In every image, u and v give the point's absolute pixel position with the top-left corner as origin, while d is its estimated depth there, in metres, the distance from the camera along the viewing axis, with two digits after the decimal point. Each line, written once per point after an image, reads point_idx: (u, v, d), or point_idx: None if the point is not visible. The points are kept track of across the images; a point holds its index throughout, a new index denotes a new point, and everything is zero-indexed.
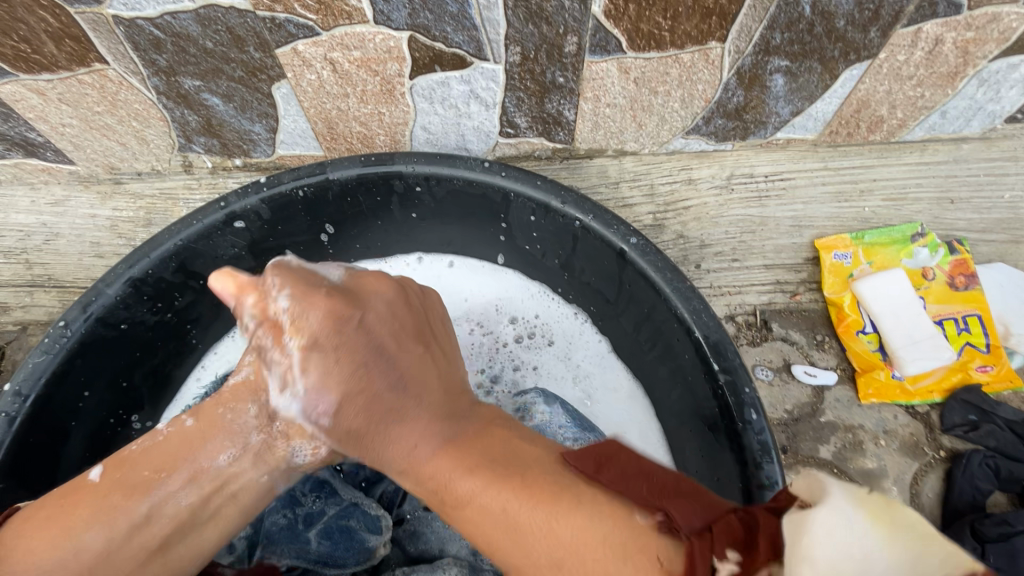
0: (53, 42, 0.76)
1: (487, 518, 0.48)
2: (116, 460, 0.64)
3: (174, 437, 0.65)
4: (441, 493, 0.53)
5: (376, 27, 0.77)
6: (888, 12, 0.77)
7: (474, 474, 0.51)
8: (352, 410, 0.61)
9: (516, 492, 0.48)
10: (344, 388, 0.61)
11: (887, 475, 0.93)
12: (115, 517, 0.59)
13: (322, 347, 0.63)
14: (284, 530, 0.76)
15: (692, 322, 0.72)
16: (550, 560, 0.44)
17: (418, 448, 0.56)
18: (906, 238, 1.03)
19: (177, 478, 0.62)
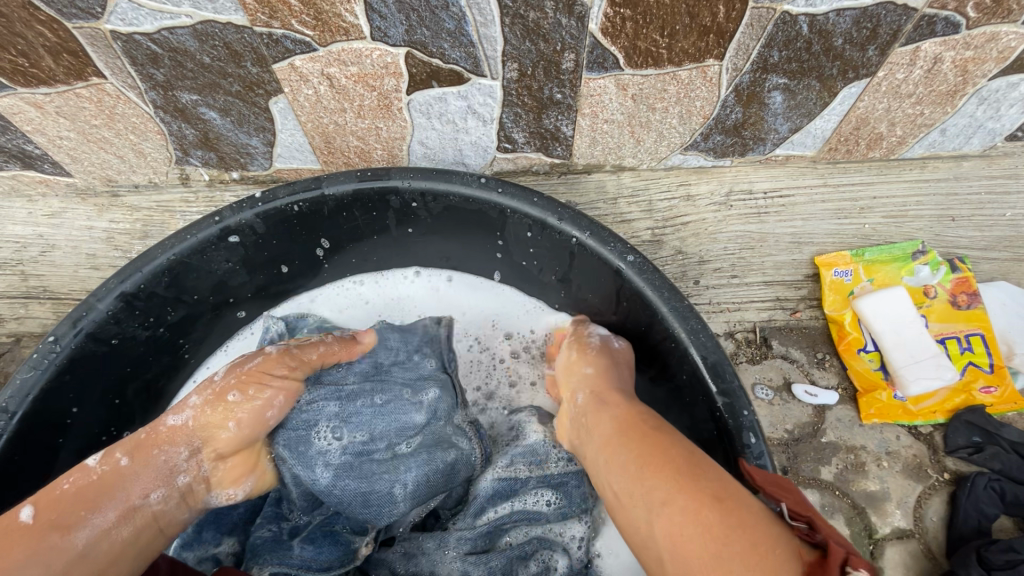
0: (52, 56, 0.76)
1: (678, 447, 0.56)
2: (44, 499, 0.57)
3: (105, 474, 0.60)
4: (635, 417, 0.62)
5: (373, 43, 0.77)
6: (886, 30, 0.77)
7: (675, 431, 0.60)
8: (614, 350, 0.78)
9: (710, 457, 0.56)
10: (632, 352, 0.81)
11: (889, 498, 0.91)
12: (48, 555, 0.52)
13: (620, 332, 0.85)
14: (268, 540, 0.73)
15: (690, 342, 0.71)
16: (718, 494, 0.50)
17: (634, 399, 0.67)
18: (907, 256, 1.02)
19: (111, 516, 0.57)
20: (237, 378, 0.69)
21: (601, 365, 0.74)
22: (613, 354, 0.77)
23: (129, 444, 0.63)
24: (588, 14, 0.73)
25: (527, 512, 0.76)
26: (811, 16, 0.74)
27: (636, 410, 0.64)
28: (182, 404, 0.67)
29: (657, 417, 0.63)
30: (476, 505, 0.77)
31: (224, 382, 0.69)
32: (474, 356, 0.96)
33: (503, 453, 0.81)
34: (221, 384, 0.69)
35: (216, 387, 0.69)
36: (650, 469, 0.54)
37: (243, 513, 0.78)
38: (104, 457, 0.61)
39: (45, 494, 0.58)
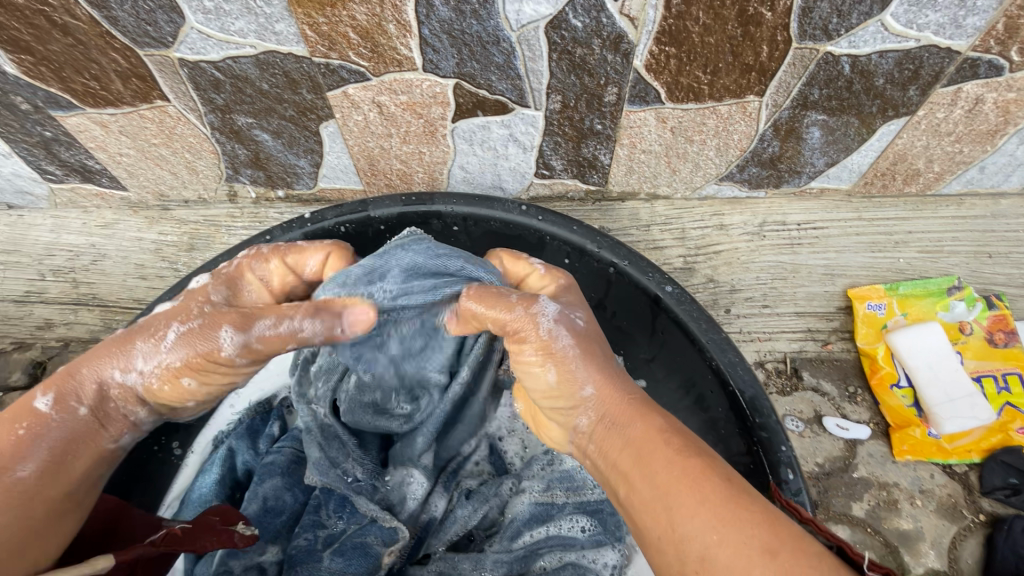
0: (121, 80, 0.81)
1: (711, 481, 0.47)
2: (9, 445, 0.51)
3: (72, 422, 0.54)
4: (653, 443, 0.50)
5: (424, 74, 0.80)
6: (928, 72, 0.78)
7: (698, 450, 0.50)
8: (590, 362, 0.57)
9: (745, 485, 0.48)
10: (596, 336, 0.61)
11: (923, 538, 0.90)
12: (33, 501, 0.50)
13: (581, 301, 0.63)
14: (305, 551, 0.69)
15: (727, 374, 0.72)
16: (768, 548, 0.43)
17: (645, 405, 0.55)
18: (942, 291, 1.01)
19: (87, 456, 0.55)
20: (190, 363, 0.55)
21: (601, 372, 0.56)
22: (590, 351, 0.58)
23: (83, 390, 0.55)
24: (634, 51, 0.75)
25: (562, 537, 0.74)
26: (854, 57, 0.76)
27: (652, 427, 0.52)
28: (130, 362, 0.55)
29: (675, 432, 0.52)
30: (512, 528, 0.76)
31: (173, 362, 0.55)
32: None
33: (540, 476, 0.80)
34: (171, 361, 0.55)
35: (166, 365, 0.55)
36: (681, 521, 0.45)
37: (285, 522, 0.75)
38: (61, 404, 0.54)
39: (2, 436, 0.51)
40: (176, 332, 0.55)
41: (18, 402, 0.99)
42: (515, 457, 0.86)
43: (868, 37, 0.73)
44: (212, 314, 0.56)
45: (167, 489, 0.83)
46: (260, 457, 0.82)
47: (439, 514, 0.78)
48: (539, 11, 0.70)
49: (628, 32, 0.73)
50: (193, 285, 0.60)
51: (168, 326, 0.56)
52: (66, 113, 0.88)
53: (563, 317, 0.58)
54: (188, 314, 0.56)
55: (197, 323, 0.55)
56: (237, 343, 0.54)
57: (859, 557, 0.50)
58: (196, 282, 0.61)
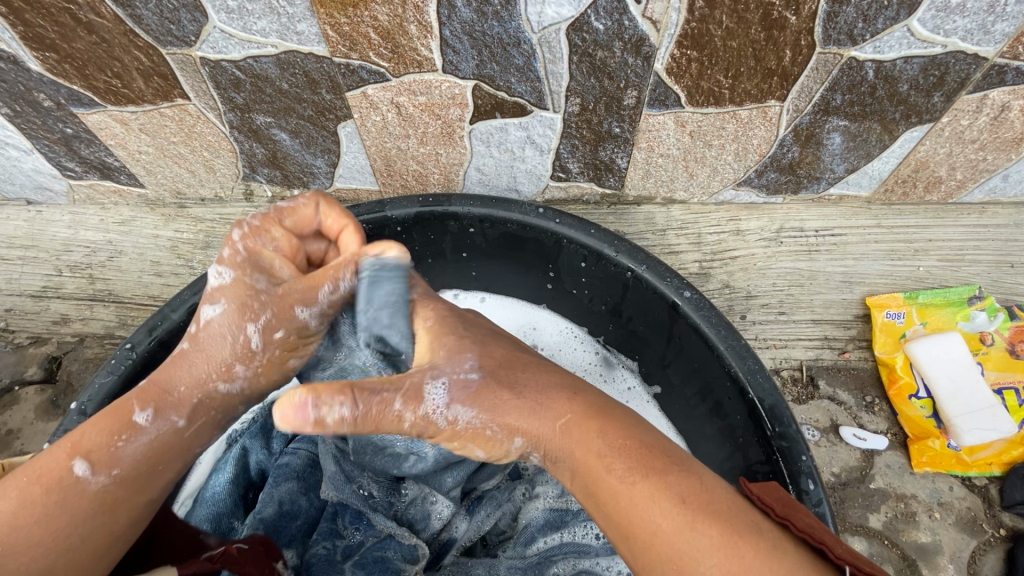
0: (143, 78, 0.82)
1: (660, 512, 0.45)
2: (101, 455, 0.55)
3: (164, 436, 0.57)
4: (596, 473, 0.49)
5: (444, 75, 0.80)
6: (954, 78, 0.77)
7: (645, 471, 0.48)
8: (505, 411, 0.53)
9: (700, 501, 0.46)
10: (503, 365, 0.56)
11: (942, 552, 0.88)
12: (118, 513, 0.55)
13: (457, 341, 0.57)
14: (325, 560, 0.69)
15: (747, 382, 0.71)
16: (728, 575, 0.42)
17: (579, 428, 0.51)
18: (963, 301, 0.99)
19: (172, 469, 0.59)
20: (284, 348, 0.61)
21: (517, 411, 0.53)
22: (499, 395, 0.54)
23: (180, 404, 0.59)
24: (655, 54, 0.75)
25: (577, 544, 0.74)
26: (878, 62, 0.75)
27: (592, 452, 0.50)
28: (229, 370, 0.60)
29: (616, 452, 0.49)
30: (527, 533, 0.75)
31: (269, 355, 0.61)
32: None
33: (554, 482, 0.80)
34: (269, 356, 0.61)
35: (262, 359, 0.61)
36: (641, 550, 0.46)
37: (301, 525, 0.74)
38: (154, 416, 0.57)
39: (98, 442, 0.55)
40: (253, 328, 0.59)
41: (33, 397, 1.00)
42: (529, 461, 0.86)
43: (893, 42, 0.72)
44: (273, 301, 0.59)
45: (182, 487, 0.83)
46: (273, 457, 0.82)
47: (462, 532, 0.76)
48: (561, 14, 0.70)
49: (650, 35, 0.72)
50: (218, 282, 0.59)
51: (242, 326, 0.59)
52: (88, 110, 0.89)
53: (453, 387, 0.53)
54: (252, 310, 0.59)
55: (268, 315, 0.59)
56: (318, 314, 0.61)
57: (840, 563, 0.44)
58: (219, 277, 0.59)
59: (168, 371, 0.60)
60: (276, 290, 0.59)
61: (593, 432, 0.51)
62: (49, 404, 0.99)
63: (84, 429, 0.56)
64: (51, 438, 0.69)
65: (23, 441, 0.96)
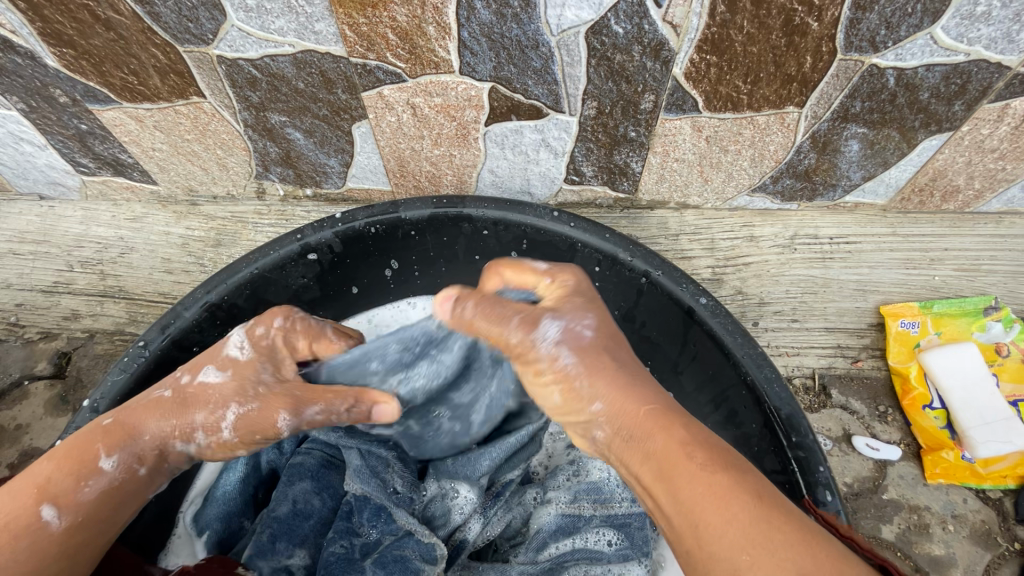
0: (159, 76, 0.82)
1: (739, 502, 0.45)
2: (70, 497, 0.54)
3: (129, 481, 0.58)
4: (675, 458, 0.48)
5: (460, 77, 0.80)
6: (976, 86, 0.76)
7: (725, 464, 0.48)
8: (606, 389, 0.54)
9: (778, 503, 0.46)
10: (609, 339, 0.58)
11: (956, 565, 0.87)
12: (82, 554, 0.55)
13: (585, 303, 0.60)
14: (342, 559, 0.69)
15: (764, 390, 0.70)
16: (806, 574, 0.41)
17: (665, 415, 0.52)
18: (979, 311, 0.97)
19: (133, 510, 0.60)
20: (244, 440, 0.62)
21: (612, 384, 0.54)
22: (597, 361, 0.56)
23: (143, 451, 0.60)
24: (674, 58, 0.74)
25: (588, 550, 0.73)
26: (899, 69, 0.74)
27: (673, 439, 0.50)
28: (189, 432, 0.61)
29: (699, 444, 0.49)
30: (540, 538, 0.75)
31: (228, 437, 0.62)
32: None
33: (566, 487, 0.79)
34: (226, 437, 0.62)
35: (218, 437, 0.61)
36: (709, 539, 0.44)
37: (314, 524, 0.74)
38: (122, 461, 0.58)
39: (64, 486, 0.54)
40: (232, 412, 0.61)
41: (43, 392, 1.00)
42: (540, 467, 0.87)
43: (916, 49, 0.72)
44: (268, 397, 0.62)
45: (190, 484, 0.82)
46: (285, 457, 0.82)
47: (474, 534, 0.74)
48: (580, 17, 0.70)
49: (669, 39, 0.72)
50: (234, 355, 0.65)
51: (225, 405, 0.61)
52: (103, 106, 0.89)
53: (567, 335, 0.57)
54: (245, 395, 0.62)
55: (253, 407, 0.61)
56: (292, 426, 0.62)
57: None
58: (238, 351, 0.65)
59: (128, 413, 0.61)
60: (275, 388, 0.63)
61: (678, 424, 0.51)
62: (58, 399, 0.99)
63: (47, 472, 0.55)
64: (62, 434, 0.68)
65: (32, 436, 0.96)
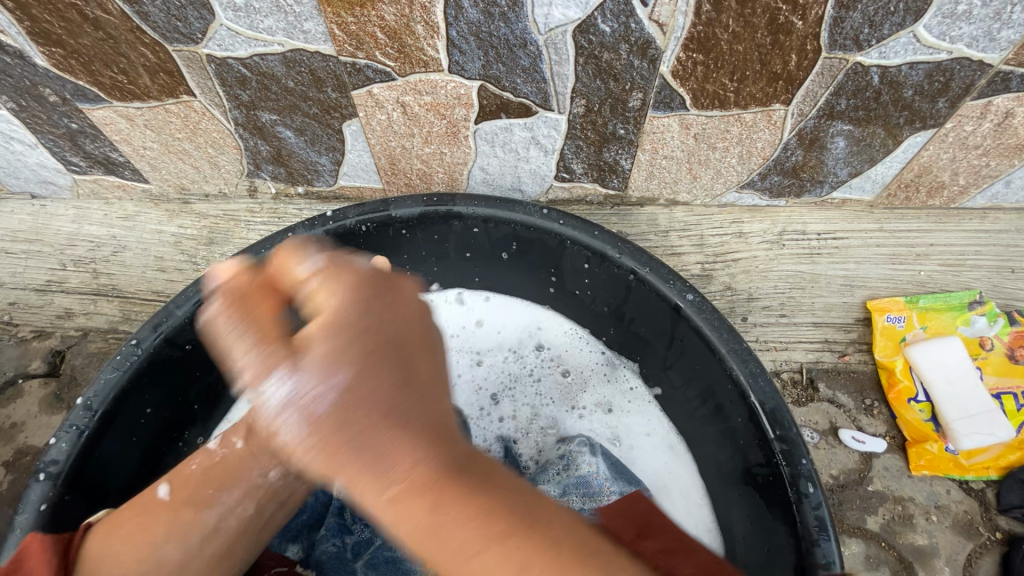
0: (149, 74, 0.82)
1: (512, 574, 0.37)
2: (178, 477, 0.66)
3: (228, 457, 0.68)
4: (431, 534, 0.39)
5: (450, 76, 0.80)
6: (959, 84, 0.77)
7: (483, 521, 0.39)
8: (354, 422, 0.43)
9: (553, 550, 0.39)
10: (357, 363, 0.45)
11: (938, 554, 0.89)
12: (187, 530, 0.62)
13: (342, 305, 0.48)
14: (335, 557, 0.74)
15: (749, 385, 0.71)
16: None
17: (409, 479, 0.41)
18: (963, 305, 0.99)
19: (225, 493, 0.65)
20: None
21: (354, 448, 0.42)
22: (347, 411, 0.43)
23: (241, 428, 0.70)
24: (660, 57, 0.75)
25: None
26: (883, 68, 0.75)
27: (423, 507, 0.40)
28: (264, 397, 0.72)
29: (447, 502, 0.40)
30: None
31: None
32: (511, 369, 0.96)
33: (556, 481, 0.81)
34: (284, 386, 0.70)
35: None
36: None
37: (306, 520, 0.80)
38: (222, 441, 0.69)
39: (180, 471, 0.67)
40: None
41: (37, 390, 1.00)
42: (530, 461, 0.91)
43: (899, 48, 0.72)
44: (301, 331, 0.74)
45: None
46: None
47: None
48: (567, 15, 0.70)
49: (656, 38, 0.72)
50: None
51: None
52: (93, 105, 0.89)
53: (298, 387, 0.44)
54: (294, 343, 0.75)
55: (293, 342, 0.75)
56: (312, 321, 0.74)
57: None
58: None
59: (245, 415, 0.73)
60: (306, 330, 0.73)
61: (423, 484, 0.41)
62: (52, 397, 0.99)
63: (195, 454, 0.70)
64: (58, 429, 0.72)
65: (27, 434, 0.97)
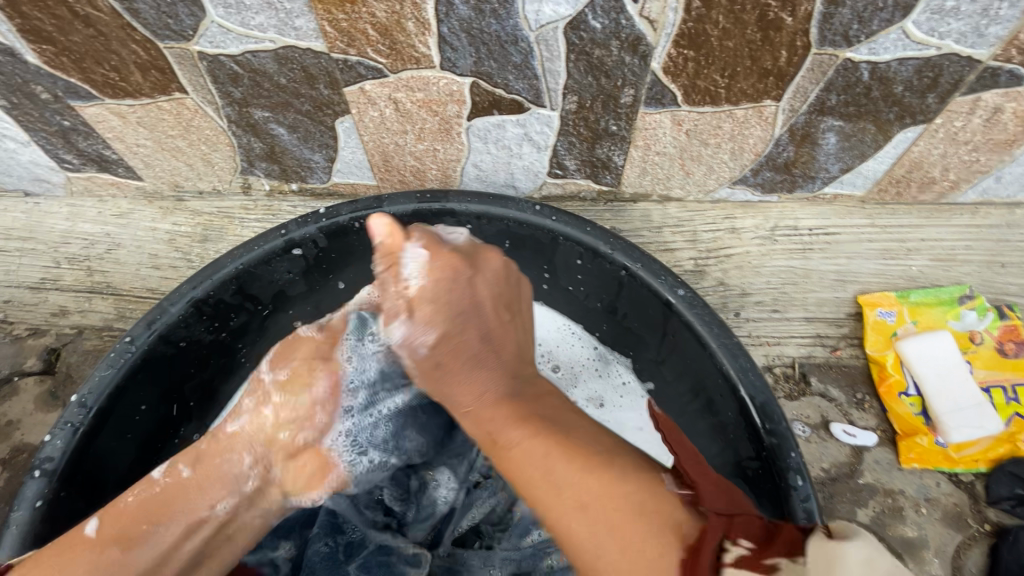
0: (141, 72, 0.82)
1: (534, 453, 0.57)
2: (111, 512, 0.65)
3: (168, 487, 0.67)
4: (494, 423, 0.61)
5: (441, 72, 0.81)
6: (948, 79, 0.78)
7: (530, 418, 0.60)
8: (448, 351, 0.66)
9: (575, 446, 0.56)
10: (444, 305, 0.67)
11: (927, 546, 0.90)
12: (113, 571, 0.61)
13: (434, 274, 0.67)
14: (328, 559, 0.79)
15: (738, 379, 0.72)
16: (581, 502, 0.52)
17: (489, 391, 0.64)
18: (954, 300, 1.01)
19: (169, 528, 0.65)
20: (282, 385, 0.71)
21: (442, 364, 0.67)
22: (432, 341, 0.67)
23: (191, 456, 0.70)
24: (651, 53, 0.75)
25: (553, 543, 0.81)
26: (873, 63, 0.76)
27: (498, 406, 0.62)
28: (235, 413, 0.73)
29: (514, 399, 0.63)
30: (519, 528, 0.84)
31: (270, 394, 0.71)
32: None
33: None
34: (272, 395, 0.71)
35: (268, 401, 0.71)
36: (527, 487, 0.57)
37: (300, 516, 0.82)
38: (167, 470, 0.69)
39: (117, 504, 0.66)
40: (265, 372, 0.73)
41: (33, 388, 1.00)
42: None
43: (888, 44, 0.73)
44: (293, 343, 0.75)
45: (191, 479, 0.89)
46: None
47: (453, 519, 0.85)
48: (558, 12, 0.71)
49: (646, 34, 0.72)
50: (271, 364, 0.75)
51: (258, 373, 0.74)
52: (85, 103, 0.89)
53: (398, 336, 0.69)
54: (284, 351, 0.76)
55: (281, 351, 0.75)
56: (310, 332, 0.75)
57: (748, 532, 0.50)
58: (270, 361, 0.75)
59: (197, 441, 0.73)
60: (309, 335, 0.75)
61: (498, 389, 0.64)
62: (48, 395, 1.00)
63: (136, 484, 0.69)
64: (53, 427, 0.72)
65: (23, 431, 0.97)
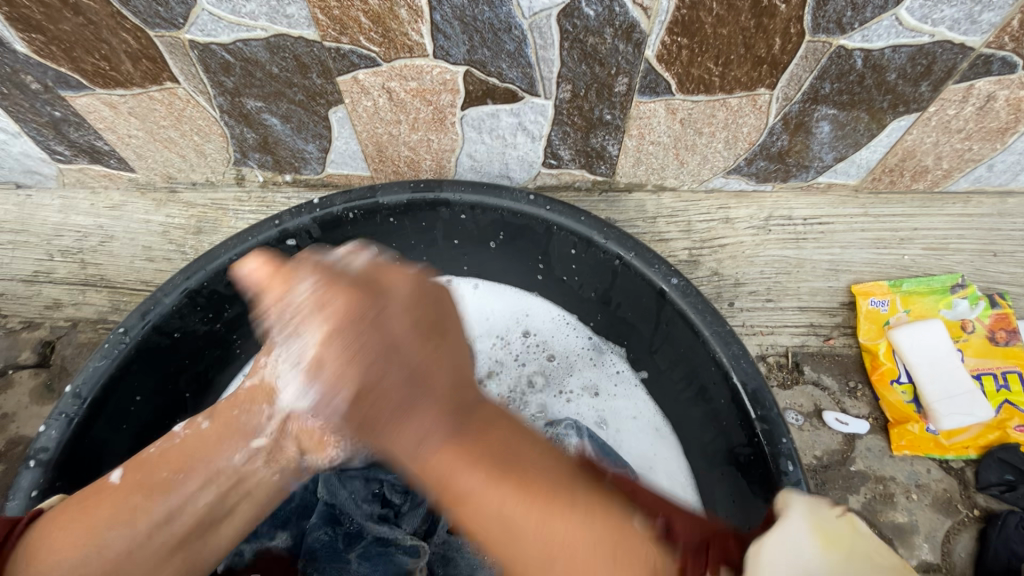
0: (132, 61, 0.82)
1: (490, 507, 0.51)
2: (134, 461, 0.67)
3: (189, 438, 0.69)
4: (444, 473, 0.54)
5: (435, 61, 0.80)
6: (940, 68, 0.78)
7: (481, 459, 0.54)
8: (367, 407, 0.57)
9: (532, 488, 0.52)
10: (357, 350, 0.56)
11: (918, 531, 0.91)
12: (134, 517, 0.62)
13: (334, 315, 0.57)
14: (327, 546, 0.78)
15: (731, 366, 0.72)
16: (548, 552, 0.49)
17: (435, 429, 0.56)
18: (946, 289, 1.01)
19: (189, 478, 0.66)
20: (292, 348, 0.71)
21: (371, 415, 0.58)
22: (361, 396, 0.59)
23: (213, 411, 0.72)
24: (645, 41, 0.75)
25: None
26: (866, 51, 0.76)
27: (444, 448, 0.55)
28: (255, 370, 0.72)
29: (457, 439, 0.55)
30: None
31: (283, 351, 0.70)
32: (498, 355, 0.97)
33: None
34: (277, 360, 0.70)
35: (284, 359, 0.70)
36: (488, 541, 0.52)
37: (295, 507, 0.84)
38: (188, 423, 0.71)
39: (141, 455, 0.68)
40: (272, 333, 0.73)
41: (27, 380, 1.00)
42: None
43: (881, 31, 0.73)
44: None
45: None
46: None
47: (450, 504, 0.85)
48: None
49: (640, 22, 0.72)
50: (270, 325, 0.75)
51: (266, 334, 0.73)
52: (76, 93, 0.88)
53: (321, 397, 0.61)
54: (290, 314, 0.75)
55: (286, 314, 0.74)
56: None
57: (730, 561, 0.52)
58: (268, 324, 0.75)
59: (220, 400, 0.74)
60: None
61: (439, 425, 0.56)
62: (43, 387, 1.00)
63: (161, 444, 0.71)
64: (48, 417, 0.72)
65: (19, 424, 0.97)
